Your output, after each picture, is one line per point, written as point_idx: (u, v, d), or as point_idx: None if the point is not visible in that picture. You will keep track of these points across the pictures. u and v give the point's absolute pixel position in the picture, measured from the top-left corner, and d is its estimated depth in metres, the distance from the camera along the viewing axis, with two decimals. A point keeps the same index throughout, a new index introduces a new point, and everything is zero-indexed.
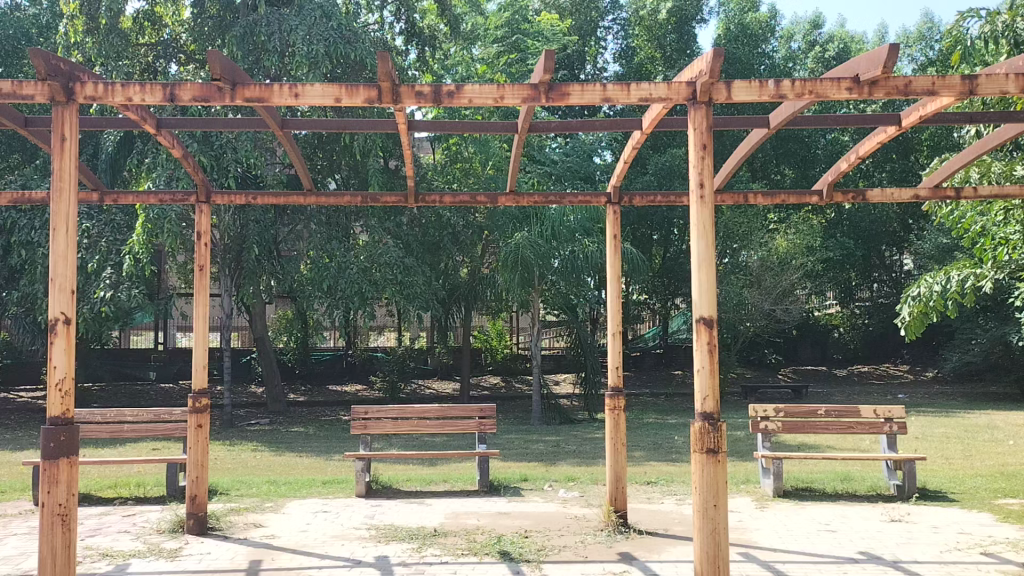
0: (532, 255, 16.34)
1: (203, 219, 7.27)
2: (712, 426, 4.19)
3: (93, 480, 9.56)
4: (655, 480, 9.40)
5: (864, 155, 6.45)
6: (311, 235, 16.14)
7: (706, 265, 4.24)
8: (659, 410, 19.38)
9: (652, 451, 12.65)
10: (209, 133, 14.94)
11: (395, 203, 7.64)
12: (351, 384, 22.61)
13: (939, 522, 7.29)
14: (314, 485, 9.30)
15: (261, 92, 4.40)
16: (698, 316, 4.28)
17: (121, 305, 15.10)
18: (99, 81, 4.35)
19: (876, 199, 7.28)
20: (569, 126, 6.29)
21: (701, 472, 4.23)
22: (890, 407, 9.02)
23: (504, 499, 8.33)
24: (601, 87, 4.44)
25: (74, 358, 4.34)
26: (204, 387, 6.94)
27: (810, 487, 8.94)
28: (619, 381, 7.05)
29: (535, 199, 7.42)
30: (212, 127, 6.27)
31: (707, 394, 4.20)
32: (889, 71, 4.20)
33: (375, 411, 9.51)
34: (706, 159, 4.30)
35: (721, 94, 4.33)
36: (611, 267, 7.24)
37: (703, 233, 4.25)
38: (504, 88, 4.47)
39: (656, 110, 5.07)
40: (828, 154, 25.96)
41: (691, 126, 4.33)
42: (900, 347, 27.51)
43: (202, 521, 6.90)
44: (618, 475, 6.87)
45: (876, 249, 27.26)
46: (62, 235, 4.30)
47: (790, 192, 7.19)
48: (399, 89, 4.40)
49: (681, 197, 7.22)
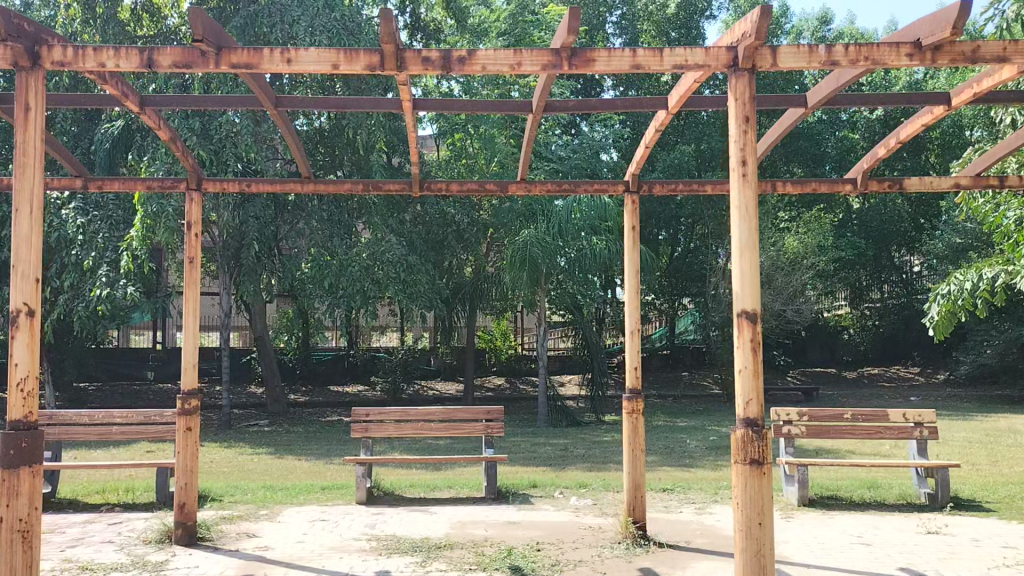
0: (539, 253, 15.86)
1: (194, 208, 6.78)
2: (756, 434, 3.72)
3: (81, 485, 9.11)
4: (671, 487, 8.92)
5: (906, 140, 5.97)
6: (312, 232, 15.56)
7: (748, 250, 3.77)
8: (669, 414, 18.79)
9: (664, 455, 12.17)
10: (207, 123, 14.54)
11: (398, 192, 7.15)
12: (352, 385, 22.17)
13: (979, 534, 6.82)
14: (313, 491, 8.83)
15: (250, 57, 3.92)
16: (740, 310, 3.79)
17: (117, 303, 14.60)
18: (66, 44, 3.91)
19: (913, 189, 6.82)
20: (588, 105, 5.80)
21: (743, 486, 3.74)
22: (920, 411, 8.52)
23: (512, 507, 7.85)
24: (631, 52, 3.97)
25: (38, 355, 3.86)
26: (194, 388, 6.51)
27: (836, 496, 8.43)
28: (637, 382, 6.55)
29: (549, 187, 6.93)
30: (199, 106, 5.77)
31: (751, 397, 3.74)
32: (956, 34, 3.73)
33: (376, 413, 9.00)
34: (748, 133, 3.81)
35: (766, 60, 3.88)
36: (629, 263, 6.75)
37: (745, 216, 3.80)
38: (521, 53, 4.01)
39: (688, 83, 4.64)
40: (838, 151, 25.58)
41: (731, 96, 3.88)
42: (911, 350, 26.93)
43: (190, 531, 6.44)
44: (636, 483, 6.39)
45: (885, 251, 26.76)
46: (26, 217, 3.84)
47: (823, 181, 6.71)
48: (404, 55, 3.96)
49: (704, 185, 6.76)
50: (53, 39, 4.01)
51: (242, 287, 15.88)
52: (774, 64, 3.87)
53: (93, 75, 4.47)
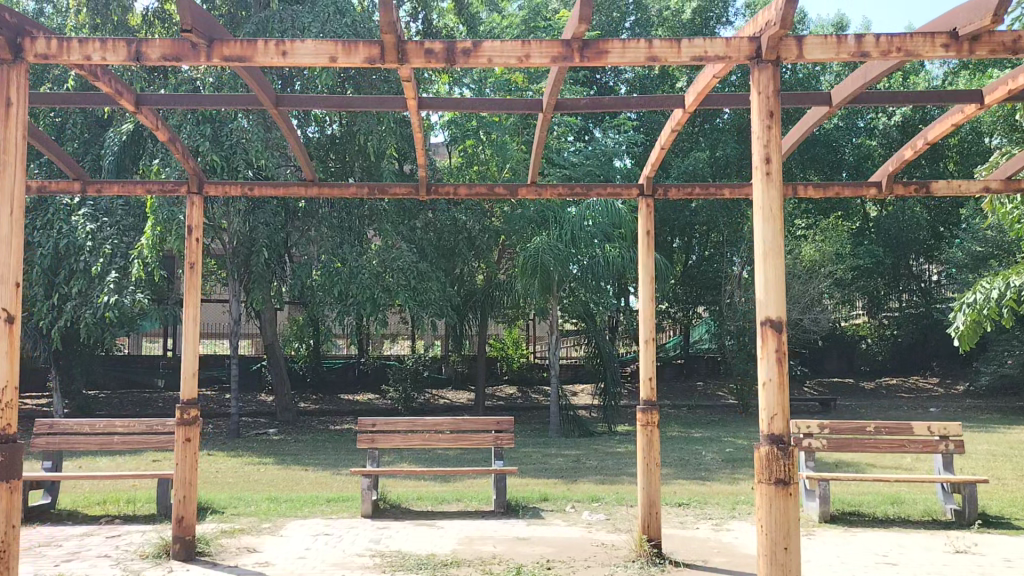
0: (551, 260, 15.63)
1: (195, 212, 6.58)
2: (782, 451, 3.46)
3: (82, 495, 8.93)
4: (687, 501, 8.64)
5: (934, 141, 5.72)
6: (322, 239, 15.44)
7: (772, 254, 3.53)
8: (684, 424, 18.48)
9: (679, 468, 11.87)
10: (217, 129, 14.27)
11: (405, 195, 6.93)
12: (362, 393, 21.99)
13: (1011, 554, 6.51)
14: (319, 504, 8.61)
15: (243, 50, 3.73)
16: (763, 318, 3.53)
17: (125, 311, 14.44)
18: (51, 36, 3.71)
19: (941, 192, 6.53)
20: (601, 104, 5.56)
21: (768, 508, 3.47)
22: (946, 424, 8.20)
23: (521, 522, 7.58)
24: (646, 43, 3.74)
25: (18, 363, 3.66)
26: (194, 398, 6.30)
27: (858, 512, 8.13)
28: (651, 394, 6.29)
29: (560, 190, 6.70)
30: (195, 105, 5.59)
31: (775, 412, 3.49)
32: (998, 21, 3.48)
33: (383, 423, 8.75)
34: (772, 129, 3.57)
35: (792, 51, 3.61)
36: (643, 269, 6.49)
37: (769, 217, 3.55)
38: (530, 45, 3.80)
39: (706, 78, 4.41)
40: (855, 158, 25.30)
41: (755, 90, 3.63)
42: (930, 360, 26.49)
43: (189, 546, 6.21)
44: (651, 500, 6.13)
45: (904, 259, 26.28)
46: (7, 217, 3.64)
47: (846, 183, 6.44)
48: (404, 47, 3.75)
49: (722, 189, 6.52)
50: (37, 30, 3.82)
51: (252, 294, 15.70)
52: (800, 55, 3.61)
53: (79, 69, 4.28)
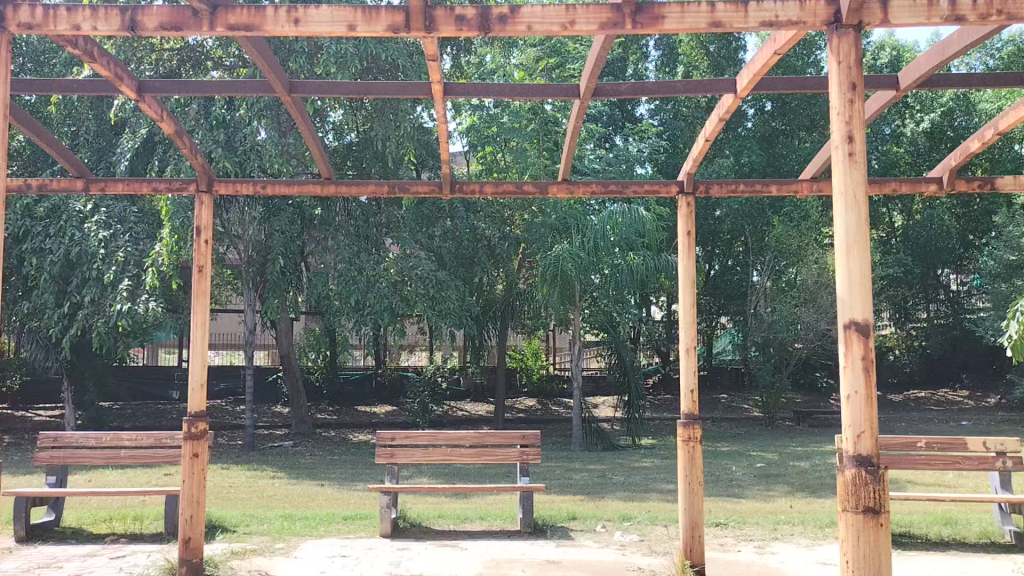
0: (573, 268, 15.20)
1: (204, 211, 6.14)
2: (870, 475, 3.01)
3: (91, 512, 8.54)
4: (725, 520, 8.14)
5: (1005, 131, 5.23)
6: (339, 248, 14.95)
7: (856, 245, 3.09)
8: (710, 438, 18.01)
9: (710, 483, 11.39)
10: (232, 134, 13.95)
11: (428, 194, 6.52)
12: (379, 406, 21.57)
13: None
14: (336, 521, 8.18)
15: (249, 17, 3.47)
16: (848, 321, 3.09)
17: (138, 319, 14.10)
18: (35, 4, 3.43)
19: (1009, 188, 6.02)
20: (643, 88, 5.12)
21: (855, 542, 3.00)
22: (1003, 440, 7.63)
23: (550, 543, 7.11)
24: (708, 7, 3.45)
25: None
26: (202, 410, 5.88)
27: (910, 533, 7.58)
28: (693, 408, 5.84)
29: (593, 188, 6.25)
30: (201, 92, 5.23)
31: (862, 431, 3.04)
32: None
33: (403, 437, 8.32)
34: (856, 102, 3.13)
35: (875, 16, 3.25)
36: (685, 273, 6.03)
37: (852, 202, 3.10)
38: (575, 10, 3.53)
39: (766, 57, 4.03)
40: (883, 164, 24.66)
41: (834, 58, 3.20)
42: (959, 372, 25.79)
43: (196, 567, 5.75)
44: (694, 521, 5.65)
45: (932, 269, 25.58)
46: None
47: (904, 180, 6.00)
48: (432, 12, 3.47)
49: (769, 185, 6.06)
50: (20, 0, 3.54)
51: (267, 303, 15.29)
52: (885, 20, 3.26)
53: (65, 40, 3.96)
